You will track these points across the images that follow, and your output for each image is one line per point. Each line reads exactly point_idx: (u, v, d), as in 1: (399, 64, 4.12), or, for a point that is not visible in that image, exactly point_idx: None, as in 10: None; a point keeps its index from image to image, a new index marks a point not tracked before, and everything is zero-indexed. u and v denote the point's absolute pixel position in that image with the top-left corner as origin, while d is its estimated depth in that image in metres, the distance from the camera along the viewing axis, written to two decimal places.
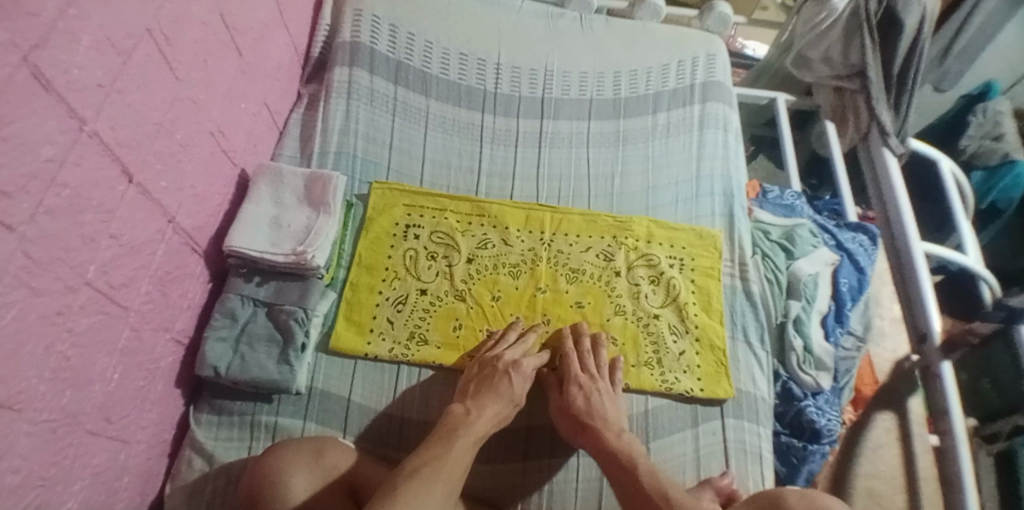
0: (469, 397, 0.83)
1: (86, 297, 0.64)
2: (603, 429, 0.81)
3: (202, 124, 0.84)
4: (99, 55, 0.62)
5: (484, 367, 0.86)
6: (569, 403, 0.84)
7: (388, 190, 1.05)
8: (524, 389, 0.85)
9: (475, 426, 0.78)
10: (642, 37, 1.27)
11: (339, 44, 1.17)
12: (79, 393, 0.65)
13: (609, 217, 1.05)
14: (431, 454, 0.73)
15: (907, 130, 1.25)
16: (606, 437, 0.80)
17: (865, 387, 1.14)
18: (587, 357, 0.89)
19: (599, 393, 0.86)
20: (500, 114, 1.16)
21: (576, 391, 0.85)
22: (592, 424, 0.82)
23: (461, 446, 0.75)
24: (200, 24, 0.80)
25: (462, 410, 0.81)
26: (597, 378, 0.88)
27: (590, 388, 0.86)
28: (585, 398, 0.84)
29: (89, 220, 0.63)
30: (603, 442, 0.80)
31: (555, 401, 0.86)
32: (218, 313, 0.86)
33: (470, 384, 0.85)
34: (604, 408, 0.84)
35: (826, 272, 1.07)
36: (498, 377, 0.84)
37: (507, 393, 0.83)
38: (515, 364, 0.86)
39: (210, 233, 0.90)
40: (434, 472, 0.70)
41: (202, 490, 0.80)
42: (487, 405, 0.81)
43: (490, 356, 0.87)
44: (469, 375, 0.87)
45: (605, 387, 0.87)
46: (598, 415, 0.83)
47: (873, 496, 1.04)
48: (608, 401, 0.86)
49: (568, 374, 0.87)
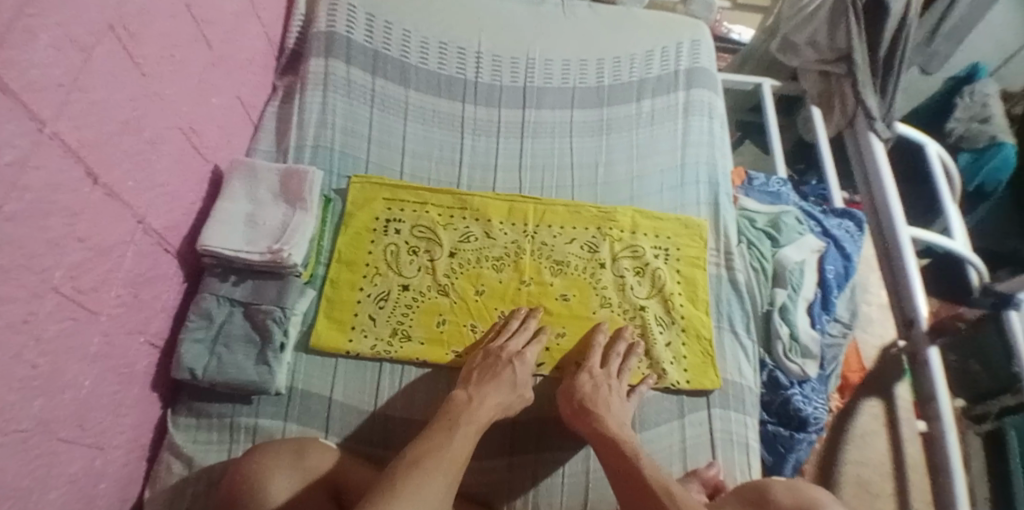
0: (472, 384, 0.83)
1: (53, 303, 0.62)
2: (604, 415, 0.81)
3: (171, 121, 0.81)
4: (59, 53, 0.59)
5: (489, 356, 0.86)
6: (574, 387, 0.85)
7: (368, 183, 1.03)
8: (528, 381, 0.86)
9: (476, 415, 0.78)
10: (626, 24, 1.24)
11: (315, 34, 1.14)
12: (50, 401, 0.63)
13: (593, 207, 1.04)
14: (431, 443, 0.72)
15: (893, 114, 1.23)
16: (606, 423, 0.80)
17: (852, 374, 1.13)
18: (612, 357, 0.89)
19: (605, 384, 0.85)
20: (481, 103, 1.14)
21: (585, 374, 0.86)
22: (594, 409, 0.81)
23: (462, 435, 0.75)
24: (166, 17, 0.77)
25: (465, 396, 0.81)
26: (613, 377, 0.87)
27: (599, 379, 0.85)
28: (593, 383, 0.85)
29: (53, 225, 0.61)
30: (603, 428, 0.79)
31: (566, 382, 0.87)
32: (193, 314, 0.84)
33: (473, 372, 0.85)
34: (608, 397, 0.84)
35: (812, 260, 1.06)
36: (501, 366, 0.84)
37: (512, 384, 0.83)
38: (519, 354, 0.86)
39: (183, 232, 0.88)
40: (433, 462, 0.69)
41: (182, 494, 0.79)
42: (489, 393, 0.81)
43: (496, 346, 0.87)
44: (473, 363, 0.86)
45: (615, 381, 0.87)
46: (600, 401, 0.82)
47: (862, 484, 1.06)
48: (615, 396, 0.85)
49: (584, 365, 0.87)
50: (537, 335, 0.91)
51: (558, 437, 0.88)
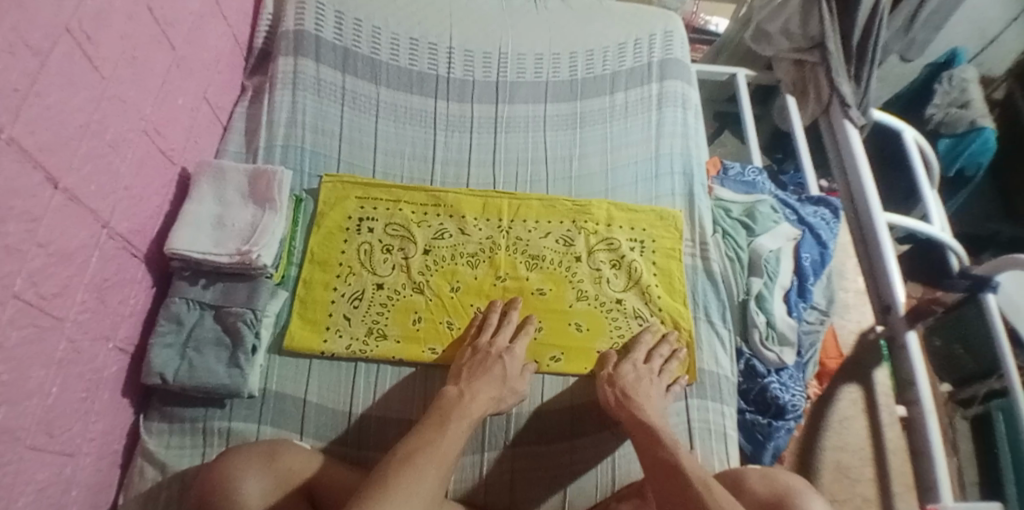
0: (462, 379, 0.82)
1: (14, 309, 0.60)
2: (644, 403, 0.82)
3: (134, 124, 0.80)
4: (14, 57, 0.58)
5: (478, 352, 0.86)
6: (616, 375, 0.86)
7: (339, 183, 1.02)
8: (519, 375, 0.86)
9: (469, 410, 0.77)
10: (599, 16, 1.25)
11: (284, 33, 1.13)
12: (14, 409, 0.62)
13: (568, 201, 1.04)
14: (423, 440, 0.71)
15: (868, 101, 1.24)
16: (647, 412, 0.80)
17: (830, 360, 1.15)
18: (655, 357, 0.89)
19: (647, 376, 0.86)
20: (454, 99, 1.14)
21: (628, 364, 0.87)
22: (632, 397, 0.82)
23: (454, 431, 0.74)
24: (125, 17, 0.76)
25: (457, 392, 0.79)
26: (655, 373, 0.87)
27: (642, 371, 0.86)
28: (635, 373, 0.86)
29: (11, 230, 0.59)
30: (642, 415, 0.80)
31: (606, 370, 0.87)
32: (163, 319, 0.84)
33: (463, 369, 0.84)
34: (649, 389, 0.84)
35: (788, 248, 1.07)
36: (491, 361, 0.84)
37: (502, 379, 0.83)
38: (508, 349, 0.86)
39: (150, 236, 0.87)
40: (425, 458, 0.68)
41: (155, 500, 0.78)
42: (481, 389, 0.80)
43: (485, 342, 0.87)
44: (462, 360, 0.86)
45: (656, 377, 0.87)
46: (641, 391, 0.83)
47: (841, 469, 1.07)
48: (655, 388, 0.86)
49: (629, 356, 0.89)
50: (524, 326, 0.91)
51: (531, 432, 0.87)
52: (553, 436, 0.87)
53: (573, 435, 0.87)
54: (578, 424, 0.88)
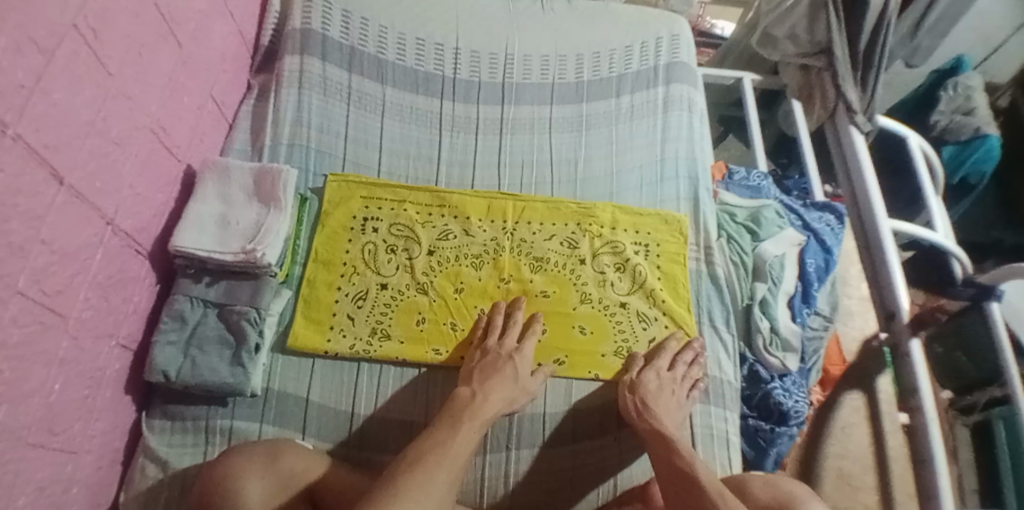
0: (475, 381, 0.82)
1: (17, 308, 0.60)
2: (661, 414, 0.82)
3: (139, 121, 0.80)
4: (19, 55, 0.58)
5: (488, 354, 0.86)
6: (638, 382, 0.86)
7: (344, 182, 1.02)
8: (532, 376, 0.85)
9: (482, 410, 0.77)
10: (603, 19, 1.25)
11: (290, 31, 1.13)
12: (16, 407, 0.61)
13: (573, 203, 1.03)
14: (436, 440, 0.71)
15: (875, 107, 1.22)
16: (665, 424, 0.80)
17: (832, 367, 1.13)
18: (679, 364, 0.90)
19: (669, 386, 0.86)
20: (459, 100, 1.13)
21: (651, 373, 0.87)
22: (651, 408, 0.82)
23: (467, 432, 0.73)
24: (131, 16, 0.76)
25: (469, 393, 0.79)
26: (678, 381, 0.88)
27: (665, 379, 0.87)
28: (658, 382, 0.86)
29: (15, 228, 0.59)
30: (660, 426, 0.80)
31: (629, 375, 0.88)
32: (165, 316, 0.84)
33: (473, 370, 0.84)
34: (669, 400, 0.85)
35: (793, 253, 1.07)
36: (502, 362, 0.84)
37: (514, 379, 0.83)
38: (518, 350, 0.86)
39: (155, 233, 0.87)
40: (436, 459, 0.68)
41: (156, 498, 0.78)
42: (494, 390, 0.80)
43: (493, 344, 0.87)
44: (472, 363, 0.86)
45: (678, 386, 0.87)
46: (661, 402, 0.84)
47: (842, 477, 1.08)
48: (673, 399, 0.86)
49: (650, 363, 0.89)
50: (530, 326, 0.91)
51: (530, 434, 0.86)
52: (553, 439, 0.87)
53: (574, 440, 0.87)
54: (580, 430, 0.88)
